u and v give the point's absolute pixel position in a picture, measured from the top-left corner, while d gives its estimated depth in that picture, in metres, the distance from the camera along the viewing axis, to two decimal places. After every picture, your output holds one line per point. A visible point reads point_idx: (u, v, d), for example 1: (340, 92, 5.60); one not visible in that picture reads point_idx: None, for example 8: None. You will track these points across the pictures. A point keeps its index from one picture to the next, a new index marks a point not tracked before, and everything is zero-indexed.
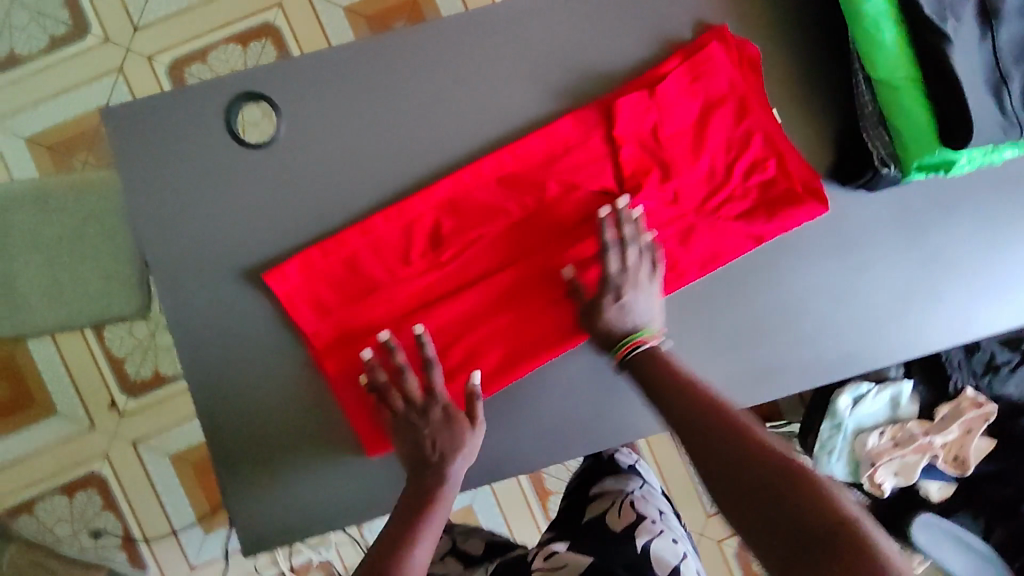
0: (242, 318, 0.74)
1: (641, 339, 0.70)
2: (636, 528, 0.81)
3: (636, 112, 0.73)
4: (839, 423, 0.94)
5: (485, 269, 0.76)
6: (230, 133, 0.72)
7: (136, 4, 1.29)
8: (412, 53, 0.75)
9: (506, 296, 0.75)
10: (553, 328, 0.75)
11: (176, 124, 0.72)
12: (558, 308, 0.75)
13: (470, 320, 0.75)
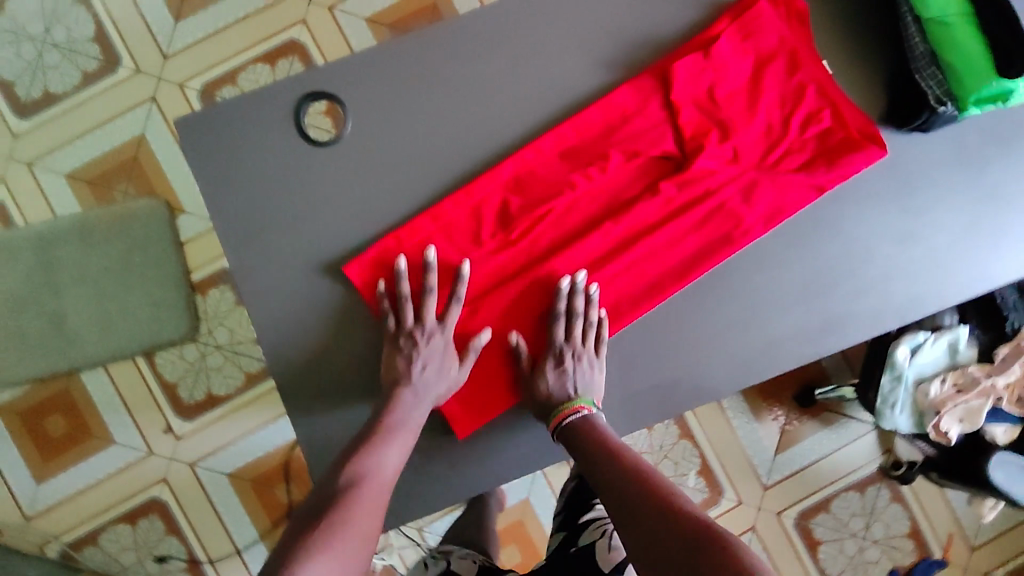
0: (320, 311, 0.76)
1: (575, 407, 0.71)
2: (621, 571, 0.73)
3: (692, 74, 0.76)
4: (901, 375, 0.94)
5: (561, 237, 0.77)
6: (301, 130, 0.76)
7: (164, 32, 1.32)
8: (472, 42, 0.78)
9: (589, 263, 0.76)
10: (640, 286, 0.75)
11: (248, 129, 0.75)
12: (642, 266, 0.76)
13: (552, 289, 0.76)
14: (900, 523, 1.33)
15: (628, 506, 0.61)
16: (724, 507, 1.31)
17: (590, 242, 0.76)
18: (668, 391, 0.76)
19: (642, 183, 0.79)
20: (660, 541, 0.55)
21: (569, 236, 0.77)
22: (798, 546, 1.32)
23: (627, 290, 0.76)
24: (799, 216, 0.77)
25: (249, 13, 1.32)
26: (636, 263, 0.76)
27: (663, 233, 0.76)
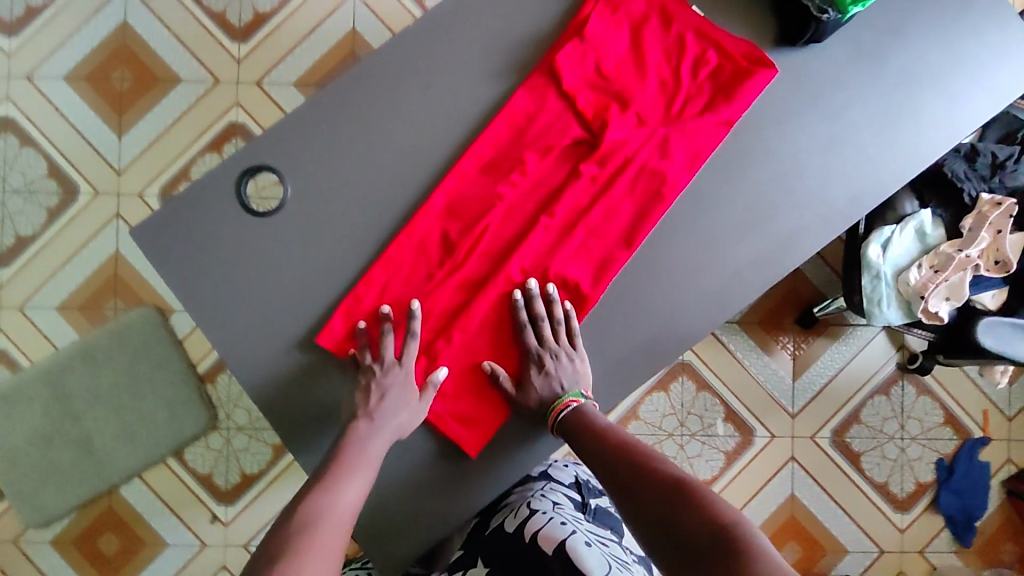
0: (308, 366, 0.79)
1: (568, 402, 0.75)
2: (526, 524, 0.84)
3: (575, 61, 0.81)
4: (878, 272, 0.96)
5: (507, 242, 0.82)
6: (244, 205, 0.79)
7: (111, 150, 1.37)
8: (378, 77, 0.80)
9: (541, 256, 0.80)
10: (594, 262, 0.79)
11: (194, 216, 0.78)
12: (589, 244, 0.80)
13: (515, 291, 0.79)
14: (933, 414, 1.34)
15: (620, 479, 0.67)
16: (759, 445, 1.34)
17: (534, 238, 0.80)
18: (651, 348, 0.79)
19: (564, 171, 0.83)
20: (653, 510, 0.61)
21: (512, 237, 0.82)
22: (840, 463, 1.34)
23: (581, 268, 0.79)
24: (719, 153, 0.80)
25: (184, 110, 1.37)
26: (583, 243, 0.80)
27: (597, 209, 0.80)
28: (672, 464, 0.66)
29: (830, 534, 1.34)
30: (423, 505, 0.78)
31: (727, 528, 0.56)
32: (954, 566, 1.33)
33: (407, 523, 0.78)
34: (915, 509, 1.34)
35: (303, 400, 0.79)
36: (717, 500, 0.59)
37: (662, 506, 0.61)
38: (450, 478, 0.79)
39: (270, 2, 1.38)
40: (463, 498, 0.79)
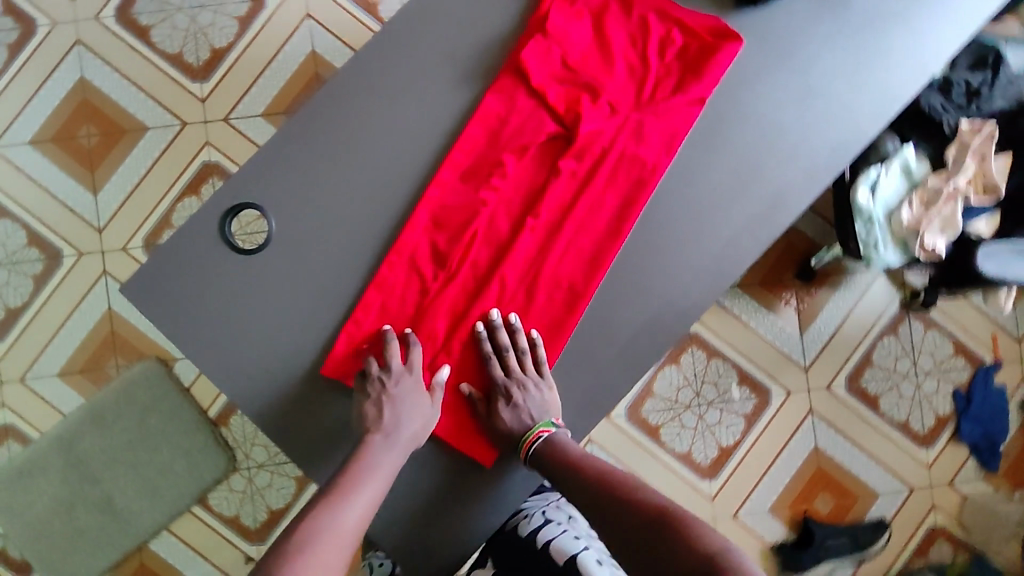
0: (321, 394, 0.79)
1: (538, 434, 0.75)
2: (539, 532, 0.85)
3: (541, 55, 0.81)
4: (870, 217, 0.96)
5: (496, 248, 0.80)
6: (231, 244, 0.77)
7: (88, 209, 1.36)
8: (345, 94, 0.79)
9: (531, 259, 0.79)
10: (585, 257, 0.79)
11: (184, 262, 0.77)
12: (578, 239, 0.79)
13: (511, 296, 0.79)
14: (943, 347, 1.35)
15: (606, 510, 0.69)
16: (777, 403, 1.35)
17: (522, 242, 0.79)
18: (658, 324, 0.79)
19: (542, 168, 0.82)
20: (652, 541, 0.64)
21: (499, 242, 0.80)
22: (859, 409, 1.35)
23: (574, 264, 0.79)
24: (696, 131, 0.80)
25: (156, 158, 1.36)
26: (571, 239, 0.79)
27: (582, 203, 0.79)
28: (653, 493, 0.69)
29: (859, 480, 1.35)
30: (455, 513, 0.78)
31: (711, 554, 0.59)
32: (985, 493, 1.34)
33: (442, 534, 0.78)
34: (939, 443, 1.35)
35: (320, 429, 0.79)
36: (698, 527, 0.62)
37: (648, 536, 0.64)
38: (479, 482, 0.79)
39: (225, 36, 1.36)
40: (496, 501, 0.79)
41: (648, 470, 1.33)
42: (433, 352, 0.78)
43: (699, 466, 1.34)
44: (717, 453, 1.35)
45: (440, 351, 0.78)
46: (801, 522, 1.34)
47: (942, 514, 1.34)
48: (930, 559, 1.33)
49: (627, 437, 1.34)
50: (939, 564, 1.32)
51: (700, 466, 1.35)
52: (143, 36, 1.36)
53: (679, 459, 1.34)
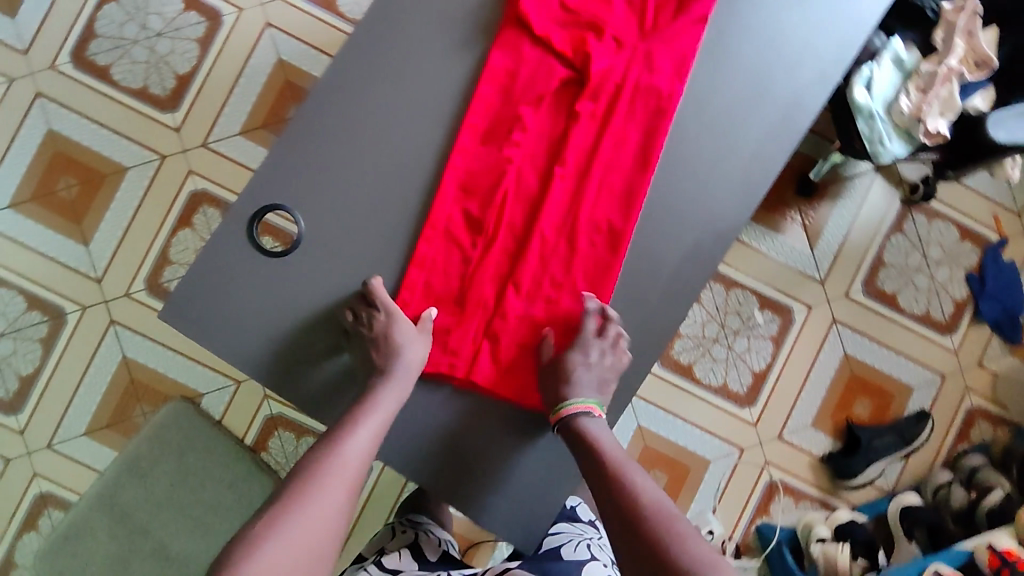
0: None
1: (574, 410, 0.74)
2: (584, 567, 0.87)
3: (540, 8, 0.82)
4: (871, 113, 0.98)
5: (529, 202, 0.81)
6: (258, 247, 0.77)
7: (83, 261, 1.33)
8: (349, 82, 0.79)
9: (566, 205, 0.80)
10: (617, 192, 0.80)
11: (225, 279, 0.76)
12: (607, 176, 0.80)
13: (553, 246, 0.80)
14: (949, 234, 1.38)
15: (626, 522, 0.65)
16: (801, 319, 1.37)
17: (555, 190, 0.80)
18: (700, 249, 0.79)
19: (558, 114, 0.83)
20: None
21: (531, 196, 0.81)
22: (880, 310, 1.38)
23: (609, 202, 0.80)
24: (702, 52, 0.81)
25: (142, 196, 1.33)
26: (601, 177, 0.80)
27: (606, 142, 0.80)
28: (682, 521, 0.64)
29: (892, 378, 1.38)
30: (540, 469, 0.80)
31: None
32: (1013, 366, 1.38)
33: (531, 491, 0.80)
34: (961, 327, 1.38)
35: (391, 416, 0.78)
36: None
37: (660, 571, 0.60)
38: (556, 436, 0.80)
39: (187, 60, 1.34)
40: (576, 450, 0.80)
41: (689, 410, 1.35)
42: (488, 316, 0.80)
43: (737, 395, 1.36)
44: (752, 378, 1.37)
45: (495, 314, 0.80)
46: (845, 429, 1.36)
47: (977, 394, 1.38)
48: (974, 440, 1.37)
49: (664, 381, 1.35)
50: (983, 442, 1.36)
51: (739, 394, 1.36)
52: (104, 76, 1.33)
53: (718, 391, 1.36)
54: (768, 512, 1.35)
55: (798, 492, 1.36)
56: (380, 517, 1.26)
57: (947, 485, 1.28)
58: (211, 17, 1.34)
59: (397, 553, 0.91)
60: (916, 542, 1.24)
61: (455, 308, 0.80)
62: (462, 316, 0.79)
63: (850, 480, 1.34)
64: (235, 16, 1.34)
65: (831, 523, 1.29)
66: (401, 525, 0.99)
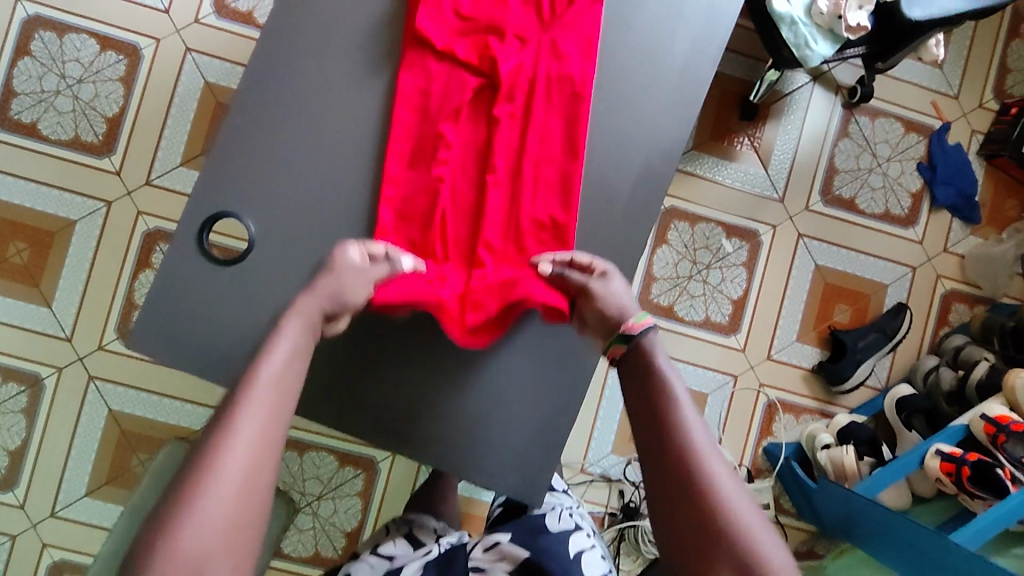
0: (374, 360, 0.83)
1: (640, 327, 0.67)
2: (568, 533, 0.87)
3: (435, 17, 0.81)
4: (792, 20, 1.02)
5: (469, 215, 0.81)
6: (213, 259, 0.79)
7: (49, 323, 1.30)
8: (276, 82, 0.80)
9: (507, 211, 0.80)
10: (555, 187, 0.80)
11: (194, 292, 0.79)
12: (542, 172, 0.80)
13: (503, 250, 0.80)
14: (894, 130, 1.41)
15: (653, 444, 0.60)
16: (768, 240, 1.40)
17: (491, 198, 0.79)
18: (650, 172, 0.80)
19: (479, 121, 0.81)
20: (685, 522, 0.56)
21: (472, 206, 0.81)
22: (841, 217, 1.41)
23: (548, 196, 0.80)
24: (606, 30, 0.81)
25: (96, 246, 1.31)
26: (536, 176, 0.80)
27: (531, 139, 0.80)
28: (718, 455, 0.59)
29: (864, 279, 1.41)
30: (538, 415, 0.83)
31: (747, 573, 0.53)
32: (978, 245, 1.41)
33: (533, 440, 0.83)
34: (922, 217, 1.41)
35: (383, 390, 0.83)
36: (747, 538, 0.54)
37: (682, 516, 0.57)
38: (547, 381, 0.83)
39: (113, 102, 1.32)
40: (569, 391, 0.83)
41: (677, 348, 1.37)
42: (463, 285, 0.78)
43: (721, 325, 1.39)
44: (732, 307, 1.39)
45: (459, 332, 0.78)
46: (829, 337, 1.39)
47: (949, 279, 1.41)
48: (953, 324, 1.40)
49: None
50: (963, 323, 1.39)
51: (723, 324, 1.39)
52: (32, 133, 1.30)
53: (704, 324, 1.38)
54: (773, 432, 1.38)
55: (797, 407, 1.39)
56: (398, 499, 1.32)
57: (936, 370, 1.32)
58: (129, 53, 1.32)
59: (393, 540, 0.88)
60: (916, 431, 1.28)
61: None
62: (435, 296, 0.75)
63: (842, 385, 1.36)
64: (154, 48, 1.32)
65: (833, 429, 1.32)
66: (395, 523, 0.93)
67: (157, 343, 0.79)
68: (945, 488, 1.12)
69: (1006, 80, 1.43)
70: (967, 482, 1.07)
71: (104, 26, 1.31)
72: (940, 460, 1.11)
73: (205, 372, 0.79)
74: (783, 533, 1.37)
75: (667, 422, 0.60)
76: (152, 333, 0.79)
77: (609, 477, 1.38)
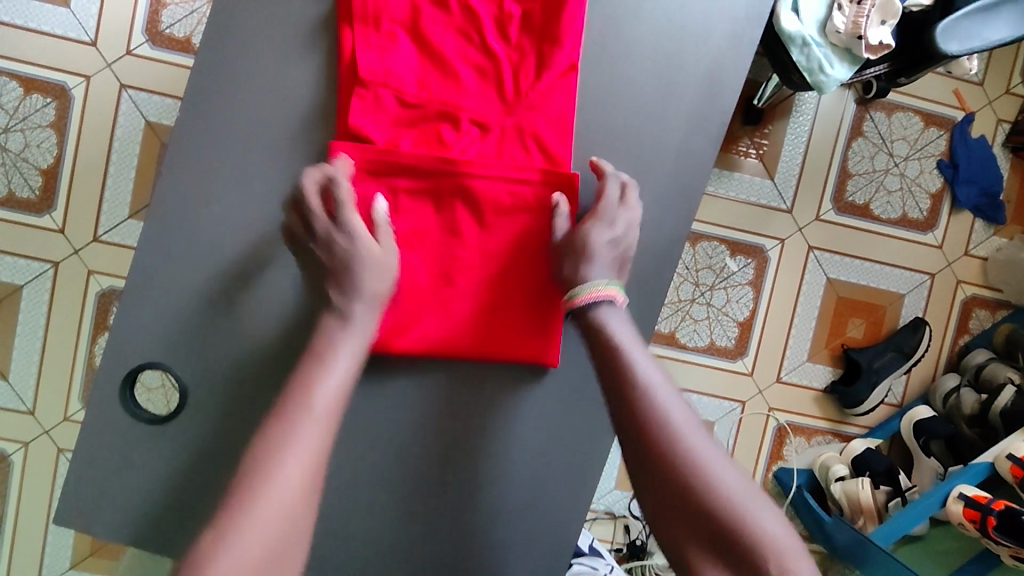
0: (330, 494, 0.71)
1: (588, 299, 0.65)
2: None
3: (370, 111, 0.69)
4: (804, 40, 0.89)
5: (429, 300, 0.71)
6: (147, 419, 0.68)
7: (8, 397, 1.21)
8: (207, 191, 0.69)
9: (474, 298, 0.71)
10: (533, 289, 0.71)
11: (116, 436, 0.67)
12: (517, 269, 0.71)
13: (465, 338, 0.71)
14: (912, 124, 1.28)
15: (636, 436, 0.60)
16: (775, 256, 1.29)
17: (454, 286, 0.71)
18: (642, 267, 0.72)
19: (433, 214, 0.70)
20: (677, 507, 0.58)
21: (442, 312, 0.71)
22: (855, 225, 1.29)
23: (533, 290, 0.71)
24: (581, 106, 0.71)
25: (48, 311, 1.21)
26: (508, 269, 0.71)
27: (500, 231, 0.71)
28: (700, 437, 0.59)
29: (879, 289, 1.31)
30: (534, 535, 0.73)
31: (741, 549, 0.56)
32: (1002, 246, 1.31)
33: (528, 564, 0.74)
34: (942, 220, 1.30)
35: (350, 522, 0.72)
36: (741, 516, 0.56)
37: (672, 503, 0.58)
38: (540, 496, 0.73)
39: (46, 151, 1.18)
40: (566, 507, 0.73)
41: (682, 376, 1.29)
42: (429, 298, 0.71)
43: (726, 350, 1.30)
44: (738, 329, 1.29)
45: (429, 450, 0.72)
46: (842, 355, 1.31)
47: (970, 284, 1.32)
48: (974, 332, 1.31)
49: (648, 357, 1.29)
50: (984, 331, 1.30)
51: (728, 348, 1.30)
52: None
53: (708, 350, 1.29)
54: (783, 456, 1.32)
55: (808, 429, 1.32)
56: None
57: (956, 392, 1.23)
58: (58, 95, 1.18)
59: None
60: (935, 457, 1.22)
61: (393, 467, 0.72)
62: (401, 295, 0.70)
63: (857, 407, 1.28)
64: (84, 87, 1.18)
65: (847, 457, 1.26)
66: None
67: (82, 497, 0.68)
68: (968, 531, 1.06)
69: None
70: (992, 530, 1.00)
71: (26, 66, 1.17)
72: (964, 506, 1.05)
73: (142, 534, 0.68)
74: None
75: (637, 399, 0.61)
76: (77, 492, 0.67)
77: (613, 513, 1.32)
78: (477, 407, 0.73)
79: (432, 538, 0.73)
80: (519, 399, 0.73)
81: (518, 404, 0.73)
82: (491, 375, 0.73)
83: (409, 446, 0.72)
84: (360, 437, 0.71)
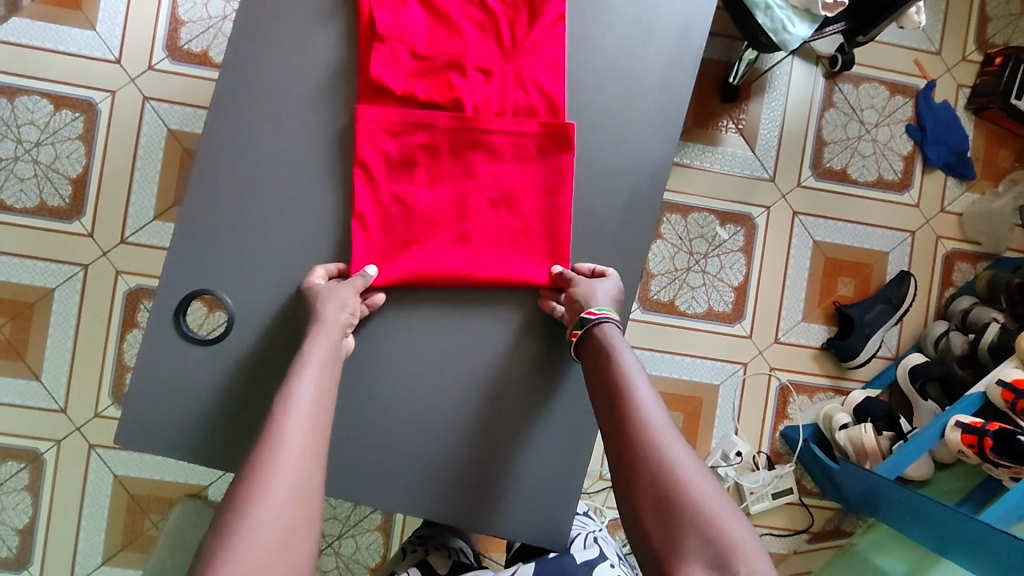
0: (365, 413, 0.77)
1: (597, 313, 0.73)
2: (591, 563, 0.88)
3: (389, 63, 0.78)
4: (767, 4, 0.99)
5: (451, 238, 0.78)
6: (197, 340, 0.76)
7: (41, 397, 1.27)
8: (244, 146, 0.77)
9: (493, 234, 0.79)
10: (543, 222, 0.79)
11: (173, 365, 0.76)
12: (529, 206, 0.79)
13: (485, 269, 0.78)
14: (879, 94, 1.38)
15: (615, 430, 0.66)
16: (763, 223, 1.36)
17: (471, 225, 0.78)
18: (636, 191, 0.80)
19: (450, 160, 0.78)
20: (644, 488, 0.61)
21: (462, 250, 0.78)
22: (834, 189, 1.38)
23: (542, 222, 0.79)
24: (572, 51, 0.80)
25: (79, 311, 1.27)
26: (520, 208, 0.79)
27: (510, 171, 0.79)
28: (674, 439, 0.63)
29: (864, 249, 1.38)
30: (554, 444, 0.79)
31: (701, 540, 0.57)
32: (975, 201, 1.39)
33: (551, 473, 0.79)
34: (916, 180, 1.39)
35: (384, 438, 0.78)
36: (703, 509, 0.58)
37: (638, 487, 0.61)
38: (560, 411, 0.79)
39: (75, 162, 1.27)
40: (582, 420, 0.79)
41: (684, 343, 1.35)
42: (450, 235, 0.78)
43: (724, 314, 1.36)
44: (734, 294, 1.36)
45: (453, 371, 0.78)
46: (835, 313, 1.37)
47: (949, 239, 1.39)
48: (957, 284, 1.38)
49: (651, 324, 1.35)
50: (968, 282, 1.37)
51: (726, 313, 1.36)
52: None
53: (706, 316, 1.35)
54: (788, 415, 1.36)
55: (809, 387, 1.37)
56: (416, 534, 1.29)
57: (945, 335, 1.30)
58: (85, 109, 1.27)
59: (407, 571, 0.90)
60: (932, 400, 1.27)
61: (420, 388, 0.78)
62: (423, 229, 0.78)
63: (853, 360, 1.34)
64: (110, 101, 1.27)
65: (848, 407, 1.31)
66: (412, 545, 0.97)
67: (144, 423, 0.75)
68: (968, 458, 1.10)
69: (987, 29, 1.40)
70: (990, 452, 1.04)
71: (56, 85, 1.26)
72: (961, 432, 1.09)
73: (202, 451, 0.76)
74: (808, 513, 1.35)
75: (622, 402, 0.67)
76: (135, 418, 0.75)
77: None
78: (496, 326, 0.79)
79: (459, 455, 0.78)
80: (534, 320, 0.79)
81: (534, 324, 0.79)
82: (507, 301, 0.79)
83: (435, 365, 0.78)
84: (391, 357, 0.78)
